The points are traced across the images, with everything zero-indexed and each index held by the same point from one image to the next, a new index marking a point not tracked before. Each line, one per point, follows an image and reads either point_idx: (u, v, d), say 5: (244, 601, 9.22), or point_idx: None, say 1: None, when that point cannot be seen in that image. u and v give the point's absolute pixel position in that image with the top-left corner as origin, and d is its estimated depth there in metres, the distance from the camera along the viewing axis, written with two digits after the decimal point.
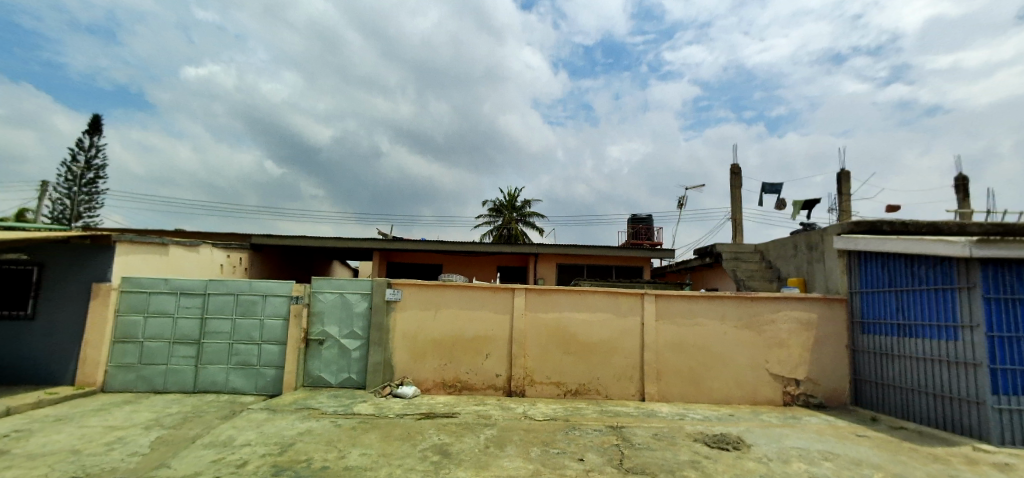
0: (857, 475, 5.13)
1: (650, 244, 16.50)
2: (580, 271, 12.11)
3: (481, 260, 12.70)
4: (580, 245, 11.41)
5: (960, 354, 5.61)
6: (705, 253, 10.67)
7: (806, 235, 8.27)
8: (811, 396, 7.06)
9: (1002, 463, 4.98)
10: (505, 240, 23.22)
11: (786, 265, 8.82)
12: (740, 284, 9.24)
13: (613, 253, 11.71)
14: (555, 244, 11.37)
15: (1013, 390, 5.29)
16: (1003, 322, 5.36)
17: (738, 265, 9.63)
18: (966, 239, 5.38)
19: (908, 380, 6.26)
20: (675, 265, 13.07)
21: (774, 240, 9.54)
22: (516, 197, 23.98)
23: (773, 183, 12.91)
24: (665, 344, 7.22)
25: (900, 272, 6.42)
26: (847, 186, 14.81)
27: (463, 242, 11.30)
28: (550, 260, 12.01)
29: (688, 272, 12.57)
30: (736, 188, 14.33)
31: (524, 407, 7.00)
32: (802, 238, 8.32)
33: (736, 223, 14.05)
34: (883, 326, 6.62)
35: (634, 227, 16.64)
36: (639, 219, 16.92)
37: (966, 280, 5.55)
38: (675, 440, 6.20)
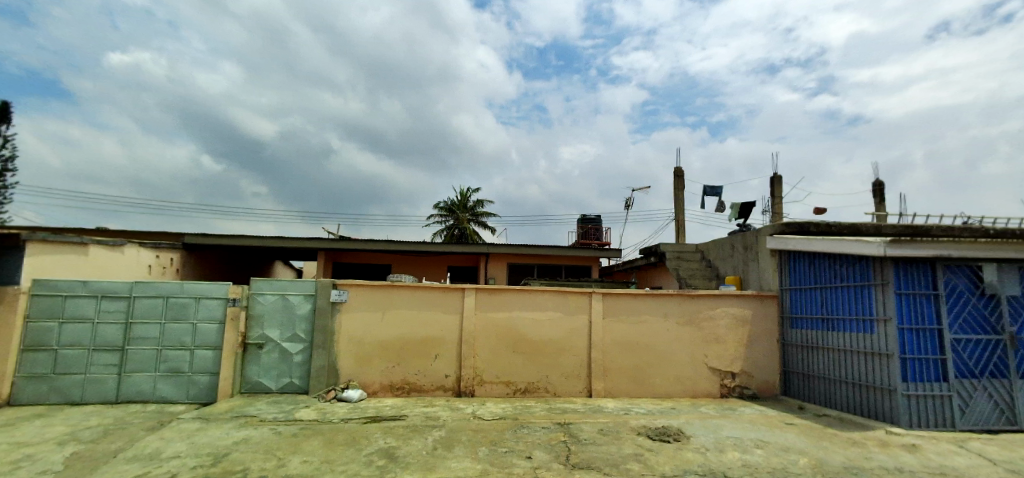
0: (786, 461, 5.73)
1: (597, 244, 16.90)
2: (531, 270, 12.21)
3: (432, 260, 12.56)
4: (530, 245, 11.50)
5: (875, 346, 6.08)
6: (650, 254, 10.98)
7: (742, 235, 8.66)
8: (745, 388, 7.39)
9: (908, 444, 5.54)
10: (456, 240, 23.12)
11: (724, 264, 9.21)
12: (682, 283, 9.56)
13: (562, 253, 11.89)
14: (505, 244, 11.42)
15: (919, 377, 5.81)
16: (911, 315, 5.87)
17: (680, 265, 9.96)
18: (881, 239, 5.87)
19: (830, 371, 6.71)
20: (622, 264, 13.45)
21: (713, 240, 9.92)
22: (468, 197, 23.89)
23: (713, 186, 13.51)
24: (612, 342, 7.35)
25: (824, 270, 6.86)
26: (779, 190, 15.76)
27: (412, 241, 11.13)
28: (501, 261, 12.03)
29: (633, 271, 12.94)
30: (680, 190, 14.89)
31: (473, 407, 6.98)
32: (738, 238, 8.70)
33: (679, 224, 14.59)
34: (810, 321, 7.06)
35: (584, 227, 16.98)
36: (588, 220, 17.27)
37: (880, 277, 6.03)
38: (620, 434, 6.45)
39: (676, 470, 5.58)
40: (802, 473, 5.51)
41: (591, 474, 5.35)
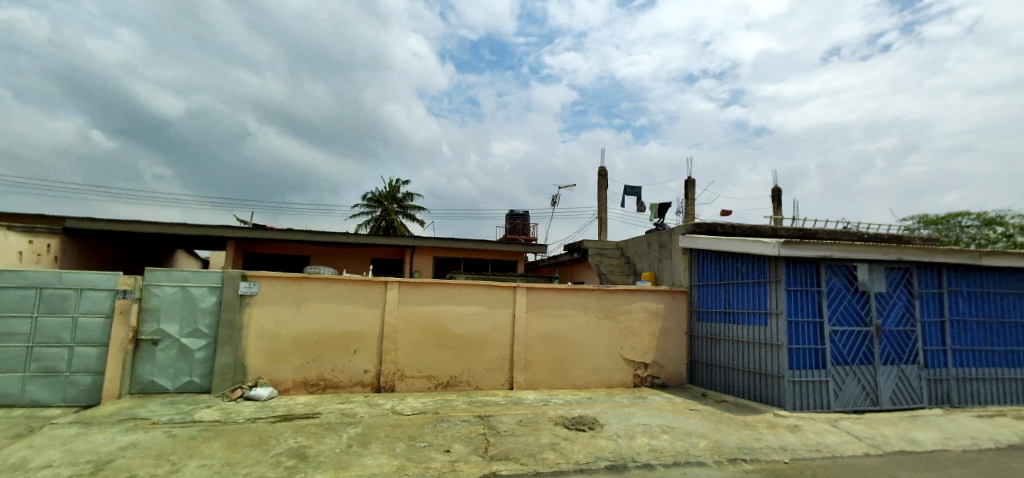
0: (688, 444, 6.18)
1: (525, 239, 17.20)
2: (458, 265, 12.17)
3: (356, 252, 12.14)
4: (458, 239, 11.45)
5: (768, 337, 6.66)
6: (574, 249, 11.35)
7: (658, 234, 9.17)
8: (655, 378, 7.86)
9: (792, 425, 6.20)
10: (383, 232, 22.58)
11: (641, 261, 9.71)
12: (603, 279, 9.96)
13: (489, 248, 11.97)
14: (432, 238, 11.28)
15: (802, 365, 6.45)
16: (798, 309, 6.49)
17: (601, 261, 10.37)
18: (776, 240, 6.43)
19: (730, 360, 7.29)
20: (548, 259, 13.79)
21: (631, 238, 10.43)
22: (396, 188, 23.42)
23: (634, 186, 14.19)
24: (534, 335, 7.51)
25: (728, 267, 7.42)
26: (693, 192, 16.90)
27: (334, 232, 10.68)
28: (428, 254, 11.89)
29: (558, 267, 13.31)
30: (604, 189, 15.51)
31: (393, 402, 6.84)
32: (654, 237, 9.20)
33: (603, 222, 15.20)
34: (714, 314, 7.62)
35: (513, 222, 17.20)
36: (516, 215, 17.51)
37: (774, 275, 6.61)
38: (538, 425, 6.60)
39: (589, 457, 5.84)
40: (702, 455, 5.97)
41: (508, 464, 5.46)
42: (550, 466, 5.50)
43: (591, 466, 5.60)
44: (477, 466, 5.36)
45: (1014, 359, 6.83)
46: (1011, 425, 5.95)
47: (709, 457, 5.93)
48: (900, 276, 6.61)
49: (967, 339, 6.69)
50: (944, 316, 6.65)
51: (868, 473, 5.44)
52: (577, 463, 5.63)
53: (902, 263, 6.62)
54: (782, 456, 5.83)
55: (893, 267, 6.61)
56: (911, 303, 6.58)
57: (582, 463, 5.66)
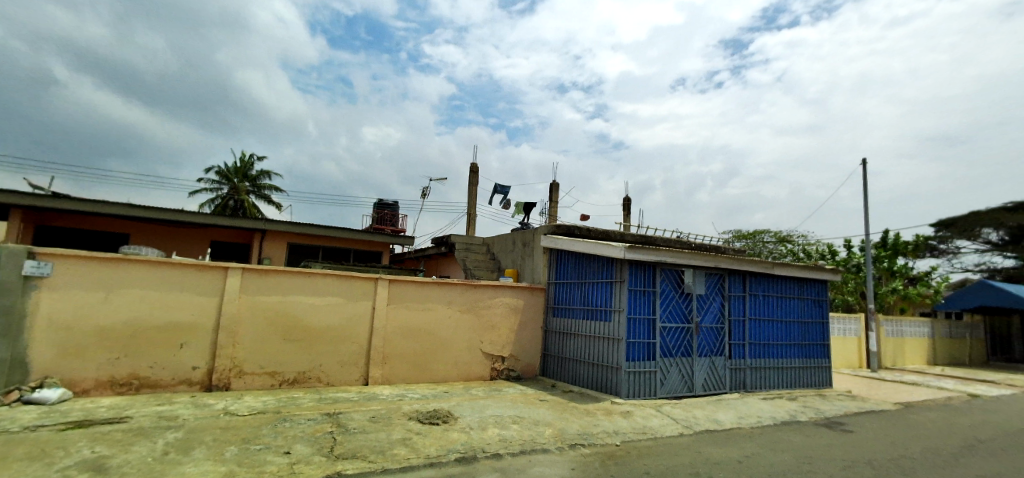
0: (535, 433, 6.55)
1: (393, 231, 16.96)
2: (316, 253, 11.69)
3: (197, 233, 11.12)
4: (314, 225, 11.03)
5: (611, 332, 7.33)
6: (442, 243, 11.42)
7: (522, 233, 9.59)
8: (511, 370, 8.22)
9: (625, 411, 6.95)
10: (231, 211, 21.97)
11: (506, 258, 10.09)
12: (469, 274, 10.13)
13: (351, 237, 11.68)
14: (284, 222, 10.73)
15: (637, 357, 7.21)
16: (636, 307, 7.24)
17: (467, 256, 10.55)
18: (622, 244, 7.10)
19: (578, 353, 7.89)
20: (412, 252, 13.74)
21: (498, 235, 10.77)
22: (245, 164, 22.67)
23: (503, 186, 14.71)
24: (393, 328, 7.36)
25: (582, 267, 8.01)
26: (557, 196, 18.19)
27: (163, 208, 9.68)
28: (281, 239, 11.26)
29: (424, 260, 13.29)
30: (475, 186, 15.91)
31: (226, 402, 6.18)
32: (519, 235, 9.60)
33: (473, 218, 15.58)
34: (567, 310, 8.19)
35: (380, 213, 16.94)
36: (385, 205, 17.21)
37: (620, 275, 7.30)
38: (391, 420, 6.47)
39: (440, 450, 5.86)
40: (546, 442, 6.37)
41: (354, 463, 5.26)
42: (399, 462, 5.39)
43: (441, 460, 5.62)
44: (319, 466, 5.06)
45: (791, 352, 8.39)
46: (784, 404, 7.30)
47: (553, 444, 6.36)
48: (716, 281, 7.73)
49: (760, 334, 8.05)
50: (745, 316, 7.92)
51: (683, 451, 6.37)
52: (427, 457, 5.62)
53: (717, 270, 7.77)
54: (614, 439, 6.49)
55: (711, 272, 7.73)
56: (722, 303, 7.76)
57: (432, 457, 5.66)
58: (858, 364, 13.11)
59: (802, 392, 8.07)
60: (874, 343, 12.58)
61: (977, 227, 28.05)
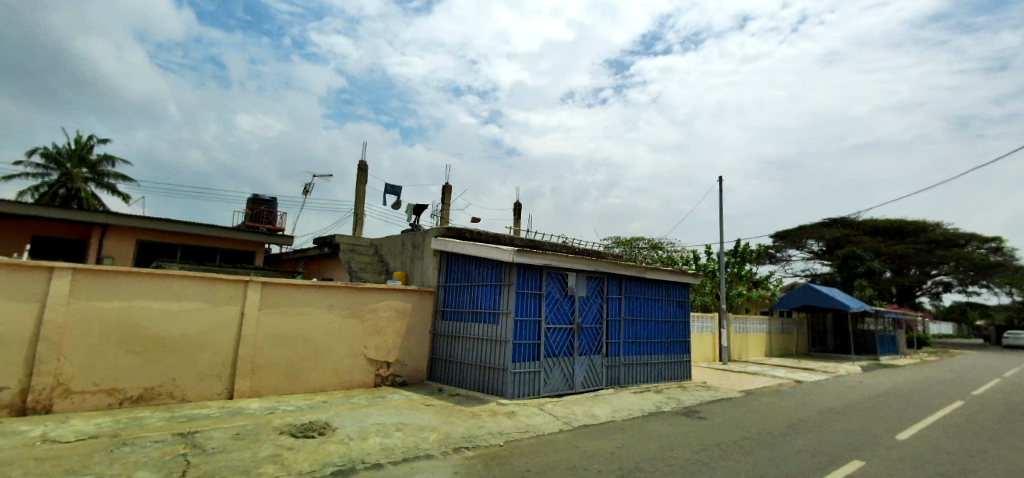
0: (418, 439, 6.44)
1: (268, 228, 17.00)
2: (172, 252, 11.47)
3: (27, 228, 10.48)
4: (168, 221, 10.93)
5: (498, 334, 7.49)
6: (325, 243, 11.05)
7: (412, 234, 9.37)
8: (397, 376, 8.06)
9: (509, 411, 7.12)
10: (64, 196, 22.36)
11: (394, 260, 9.81)
12: (353, 276, 9.74)
13: (211, 234, 11.63)
14: (132, 216, 10.53)
15: (522, 358, 7.44)
16: (522, 310, 7.46)
17: (352, 258, 10.17)
18: (511, 248, 7.27)
19: (465, 356, 7.96)
20: (292, 252, 12.97)
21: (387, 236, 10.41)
22: (84, 146, 24.00)
23: (394, 185, 14.39)
24: (265, 336, 6.84)
25: (471, 270, 8.08)
26: (450, 198, 18.43)
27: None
28: (128, 235, 10.91)
29: (302, 262, 12.71)
30: (363, 184, 15.47)
31: (45, 428, 5.13)
32: (409, 237, 9.36)
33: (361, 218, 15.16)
34: (456, 313, 8.22)
35: (255, 209, 16.78)
36: (262, 201, 17.15)
37: (508, 279, 7.47)
38: (258, 437, 5.93)
39: (313, 465, 5.45)
40: (430, 448, 6.28)
41: None
42: None
43: (314, 475, 5.22)
44: None
45: (658, 348, 9.29)
46: (651, 397, 8.02)
47: (437, 448, 6.30)
48: (596, 284, 8.29)
49: (632, 333, 8.81)
50: (621, 316, 8.60)
51: (562, 447, 6.68)
52: (299, 474, 5.17)
53: (598, 273, 8.33)
54: (497, 440, 6.61)
55: (592, 276, 8.26)
56: (601, 305, 8.34)
57: (305, 473, 5.23)
58: (712, 357, 14.94)
59: (667, 385, 9.01)
60: (724, 338, 14.46)
61: (803, 238, 39.99)
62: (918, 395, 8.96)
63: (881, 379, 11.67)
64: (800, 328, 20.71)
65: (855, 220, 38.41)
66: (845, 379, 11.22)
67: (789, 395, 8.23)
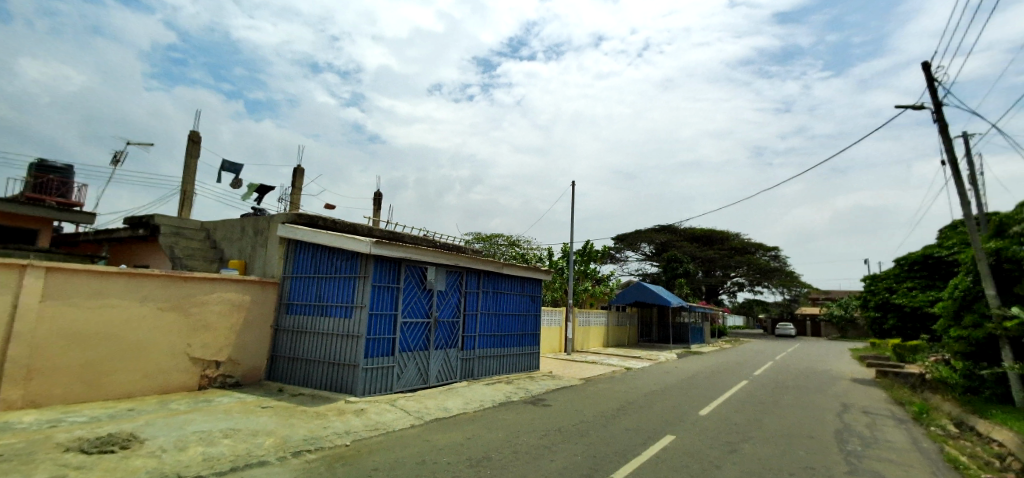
0: (251, 445, 5.77)
1: (57, 201, 14.86)
2: None
3: None
4: None
5: (350, 329, 7.13)
6: (139, 224, 9.45)
7: (254, 219, 8.58)
8: (228, 377, 7.34)
9: (358, 409, 6.79)
10: None
11: (231, 247, 8.90)
12: (175, 263, 8.47)
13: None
14: None
15: (375, 354, 7.20)
16: (377, 303, 7.22)
17: (177, 242, 8.85)
18: (368, 239, 6.94)
19: (311, 353, 7.50)
20: (91, 233, 11.05)
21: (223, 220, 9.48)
22: None
23: (234, 163, 12.87)
24: (49, 333, 5.45)
25: (323, 261, 7.61)
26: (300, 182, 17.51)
27: None
28: None
29: (105, 245, 10.81)
30: (193, 158, 13.57)
31: None
32: (250, 222, 8.56)
33: (188, 197, 13.33)
34: (303, 307, 7.70)
35: (41, 177, 14.60)
36: (50, 168, 14.93)
37: (364, 271, 7.15)
38: (33, 457, 4.60)
39: None
40: (264, 454, 5.61)
41: None
42: None
43: None
44: None
45: (511, 341, 9.96)
46: (502, 388, 8.45)
47: (272, 454, 5.64)
48: (454, 278, 8.57)
49: (488, 327, 9.31)
50: (477, 310, 9.04)
51: (412, 441, 6.47)
52: None
53: (457, 268, 8.60)
54: (343, 440, 6.17)
55: (450, 270, 8.49)
56: (458, 298, 8.64)
57: None
58: (558, 348, 16.38)
59: (517, 376, 9.80)
60: (569, 331, 15.97)
61: (638, 241, 45.11)
62: (714, 377, 10.97)
63: (689, 364, 13.99)
64: (631, 320, 23.76)
65: (678, 227, 44.63)
66: (662, 365, 13.21)
67: (620, 382, 9.32)
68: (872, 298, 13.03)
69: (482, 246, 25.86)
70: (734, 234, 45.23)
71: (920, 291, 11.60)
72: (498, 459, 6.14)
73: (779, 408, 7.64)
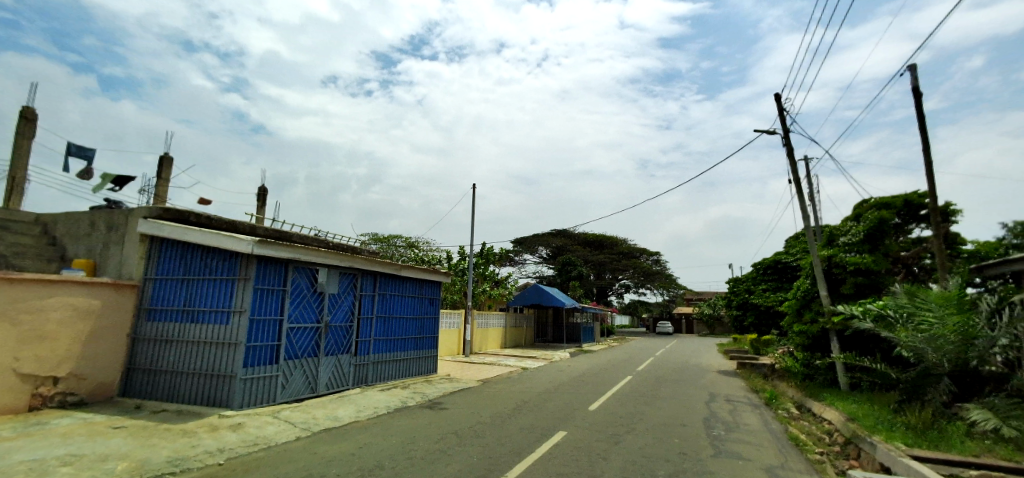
0: (98, 472, 4.75)
1: None
2: None
3: None
4: None
5: (226, 336, 6.49)
6: None
7: (108, 213, 7.55)
8: (69, 395, 6.22)
9: (235, 423, 6.13)
10: None
11: (77, 245, 7.75)
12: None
13: None
14: None
15: (255, 362, 6.62)
16: (260, 308, 6.68)
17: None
18: (251, 237, 6.38)
19: (178, 364, 6.73)
20: None
21: (65, 213, 8.24)
22: None
23: (84, 148, 11.24)
24: None
25: (195, 261, 6.88)
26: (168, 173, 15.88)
27: None
28: None
29: None
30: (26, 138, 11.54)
31: None
32: (103, 216, 7.52)
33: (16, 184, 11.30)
34: (169, 313, 6.90)
35: None
36: None
37: (244, 272, 6.54)
38: None
39: None
40: None
41: None
42: None
43: None
44: None
45: (404, 344, 10.14)
46: (397, 394, 8.38)
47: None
48: (349, 280, 8.47)
49: (383, 330, 9.42)
50: (373, 313, 9.08)
51: (295, 455, 5.82)
52: None
53: (351, 270, 8.52)
54: (215, 459, 5.39)
55: (344, 273, 8.38)
56: (353, 301, 8.57)
57: None
58: (457, 351, 16.60)
59: (413, 381, 10.07)
60: (467, 333, 16.20)
61: (536, 245, 47.15)
62: (602, 374, 11.83)
63: (580, 362, 14.92)
64: (529, 321, 24.65)
65: (574, 232, 46.96)
66: (556, 364, 13.91)
67: (516, 383, 9.61)
68: (735, 299, 14.73)
69: (380, 247, 25.26)
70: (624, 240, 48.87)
71: (772, 293, 13.35)
72: (391, 466, 5.67)
73: (657, 401, 8.33)
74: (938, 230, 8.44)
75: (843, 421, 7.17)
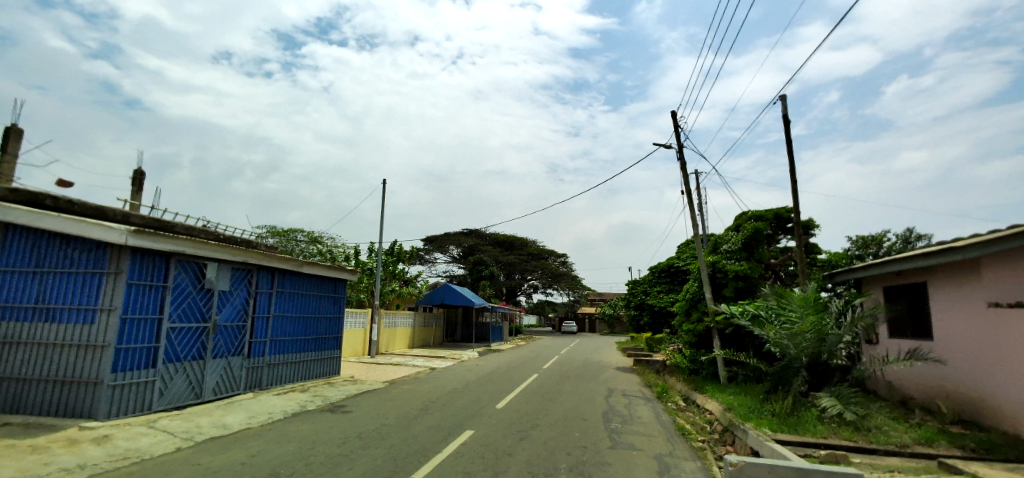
0: None
1: None
2: None
3: None
4: None
5: (92, 337, 5.78)
6: None
7: None
8: None
9: (100, 436, 5.45)
10: None
11: None
12: None
13: None
14: None
15: (127, 367, 5.95)
16: (136, 305, 6.03)
17: None
18: (125, 227, 5.75)
19: (28, 369, 5.89)
20: None
21: None
22: None
23: None
24: None
25: (52, 252, 6.07)
26: (14, 145, 13.86)
27: None
28: None
29: None
30: None
31: None
32: None
33: None
34: (17, 311, 6.03)
35: None
36: None
37: (115, 266, 5.88)
38: None
39: None
40: None
41: None
42: None
43: None
44: None
45: (302, 346, 9.73)
46: (294, 398, 7.98)
47: None
48: (242, 277, 7.98)
49: (280, 330, 8.98)
50: (269, 312, 8.64)
51: (173, 466, 5.21)
52: None
53: (244, 266, 8.04)
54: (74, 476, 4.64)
55: (237, 269, 7.88)
56: (246, 299, 8.09)
57: None
58: (362, 351, 16.12)
59: (313, 382, 9.72)
60: (374, 333, 15.83)
61: (448, 244, 47.10)
62: (509, 372, 12.14)
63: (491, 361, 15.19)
64: (438, 321, 24.53)
65: (483, 232, 47.78)
66: (467, 363, 14.03)
67: (425, 384, 9.55)
68: (634, 299, 15.77)
69: (278, 241, 23.72)
70: (533, 241, 50.21)
71: (665, 294, 14.49)
72: (286, 471, 5.26)
73: (558, 397, 8.71)
74: (801, 241, 9.67)
75: (722, 410, 7.97)
